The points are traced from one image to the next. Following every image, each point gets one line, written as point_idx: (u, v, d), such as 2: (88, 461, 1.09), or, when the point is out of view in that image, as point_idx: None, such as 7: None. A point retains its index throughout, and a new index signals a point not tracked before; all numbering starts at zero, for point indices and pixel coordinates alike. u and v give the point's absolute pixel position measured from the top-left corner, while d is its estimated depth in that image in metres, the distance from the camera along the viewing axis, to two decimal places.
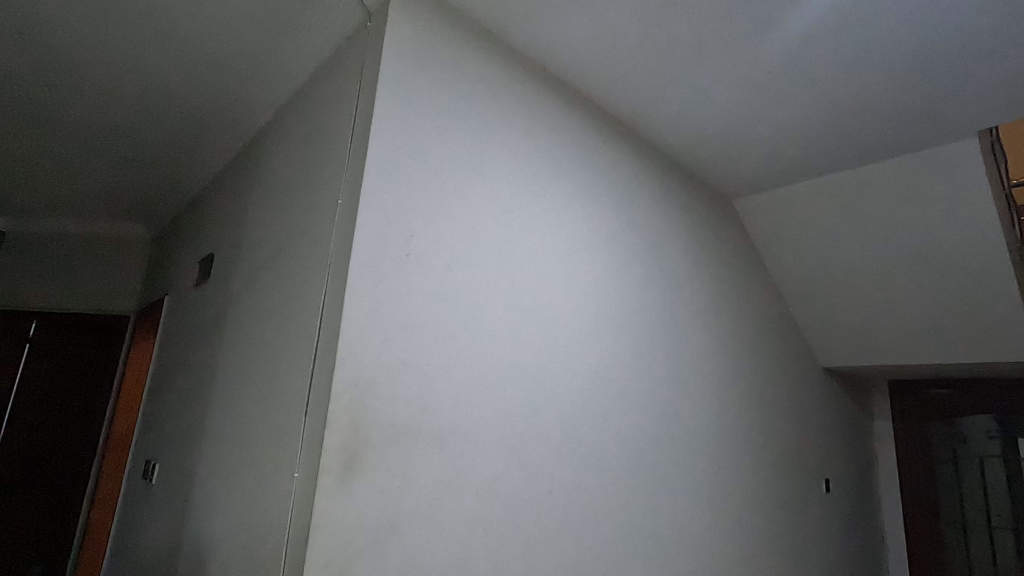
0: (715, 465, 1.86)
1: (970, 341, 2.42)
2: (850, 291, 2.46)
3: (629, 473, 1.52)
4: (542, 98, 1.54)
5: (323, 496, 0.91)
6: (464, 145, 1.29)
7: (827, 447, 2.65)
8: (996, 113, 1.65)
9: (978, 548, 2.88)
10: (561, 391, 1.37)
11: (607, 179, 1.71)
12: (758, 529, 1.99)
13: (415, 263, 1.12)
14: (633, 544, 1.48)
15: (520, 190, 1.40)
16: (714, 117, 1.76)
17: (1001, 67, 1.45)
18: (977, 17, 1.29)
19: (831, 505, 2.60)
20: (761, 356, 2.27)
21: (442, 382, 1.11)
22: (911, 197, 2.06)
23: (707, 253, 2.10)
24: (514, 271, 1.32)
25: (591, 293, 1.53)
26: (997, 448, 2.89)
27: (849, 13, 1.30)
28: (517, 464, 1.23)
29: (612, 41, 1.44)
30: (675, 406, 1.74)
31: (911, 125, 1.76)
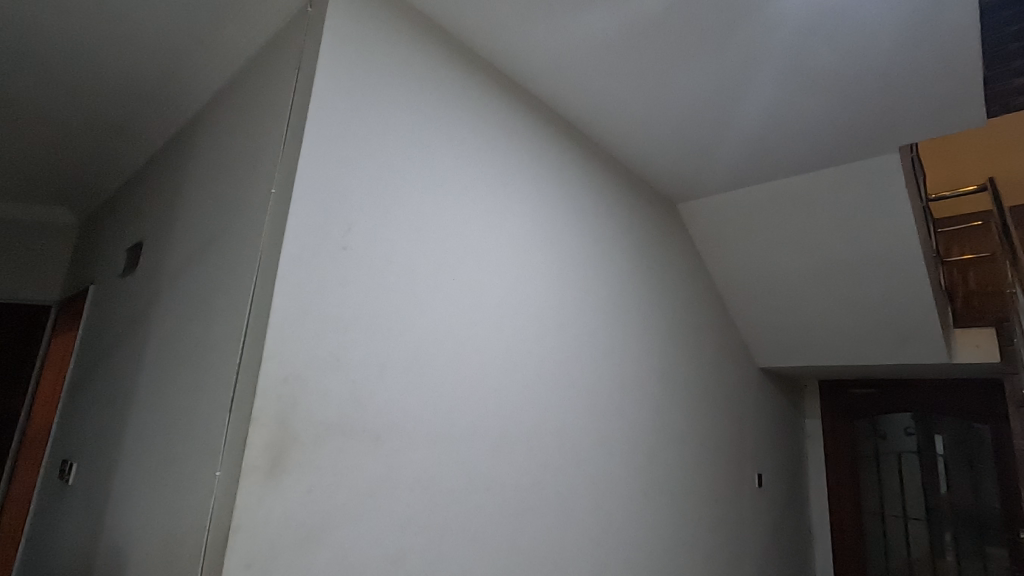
0: (652, 465, 1.91)
1: (898, 350, 2.54)
2: (791, 299, 2.51)
3: (569, 473, 1.55)
4: (493, 98, 1.51)
5: (247, 494, 0.89)
6: (409, 142, 1.25)
7: (759, 445, 2.80)
8: (932, 132, 1.72)
9: (895, 537, 3.13)
10: (502, 393, 1.37)
11: (560, 184, 1.70)
12: (691, 525, 2.09)
13: (352, 257, 1.09)
14: (569, 542, 1.52)
15: (468, 188, 1.38)
16: (669, 127, 1.77)
17: (939, 87, 1.51)
18: (917, 37, 1.33)
19: (761, 499, 2.74)
20: (702, 360, 2.35)
21: (378, 378, 1.10)
22: (854, 213, 2.07)
23: (654, 257, 2.12)
24: (458, 266, 1.31)
25: (537, 297, 1.53)
26: (914, 444, 3.13)
27: (796, 29, 1.32)
28: (455, 462, 1.24)
29: (568, 46, 1.42)
30: (617, 408, 1.78)
31: (858, 139, 1.79)
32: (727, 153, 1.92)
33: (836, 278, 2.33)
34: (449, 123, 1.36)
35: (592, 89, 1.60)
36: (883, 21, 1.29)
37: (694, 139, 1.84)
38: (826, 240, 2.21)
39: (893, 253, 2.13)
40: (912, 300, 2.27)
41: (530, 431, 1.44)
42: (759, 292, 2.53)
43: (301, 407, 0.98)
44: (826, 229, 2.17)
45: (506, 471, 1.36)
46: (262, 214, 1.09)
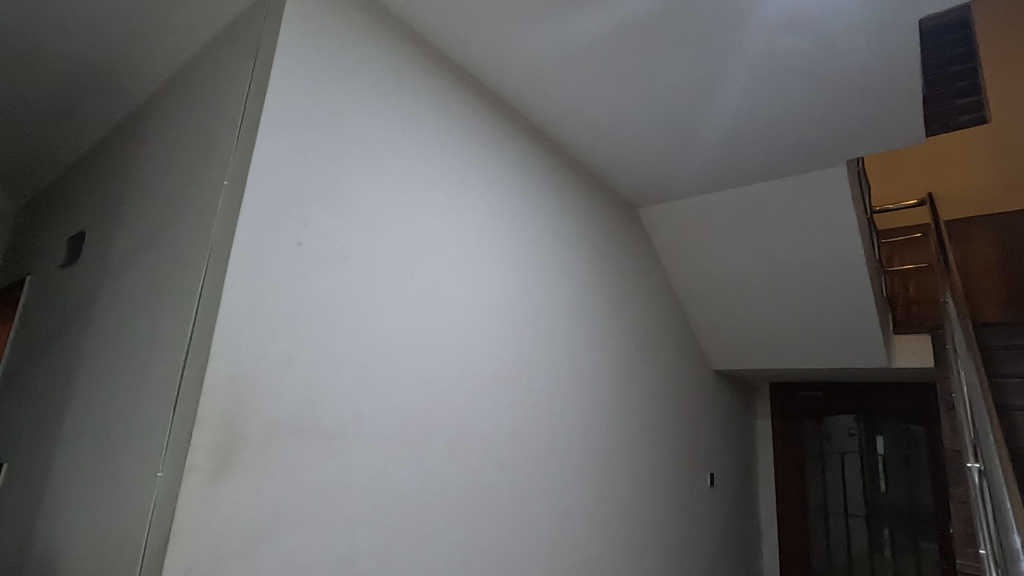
0: (608, 464, 1.94)
1: (841, 354, 2.65)
2: (744, 303, 2.59)
3: (525, 473, 1.56)
4: (457, 96, 1.50)
5: (190, 494, 0.86)
6: (369, 139, 1.23)
7: (711, 445, 2.87)
8: (878, 147, 1.81)
9: (836, 533, 3.29)
10: (460, 392, 1.37)
11: (523, 184, 1.71)
12: (644, 524, 2.13)
13: (307, 253, 1.07)
14: (524, 541, 1.53)
15: (430, 187, 1.37)
16: (630, 134, 1.81)
17: (884, 105, 1.58)
18: (864, 57, 1.39)
19: (712, 498, 2.82)
20: (658, 361, 2.40)
21: (332, 376, 1.09)
22: (804, 222, 2.16)
23: (614, 260, 2.15)
24: (417, 265, 1.30)
25: (496, 297, 1.53)
26: (855, 444, 3.29)
27: (754, 44, 1.37)
28: (410, 462, 1.23)
29: (533, 50, 1.43)
30: (574, 408, 1.80)
31: (808, 151, 1.86)
32: (685, 161, 1.97)
33: (786, 284, 2.42)
34: (411, 120, 1.35)
35: (555, 92, 1.61)
36: (835, 40, 1.34)
37: (656, 146, 1.88)
38: (777, 247, 2.29)
39: (840, 261, 2.23)
40: (856, 307, 2.38)
41: (486, 431, 1.44)
42: (713, 296, 2.60)
43: (250, 407, 0.95)
44: (778, 237, 2.25)
45: (462, 471, 1.36)
46: (212, 207, 1.06)
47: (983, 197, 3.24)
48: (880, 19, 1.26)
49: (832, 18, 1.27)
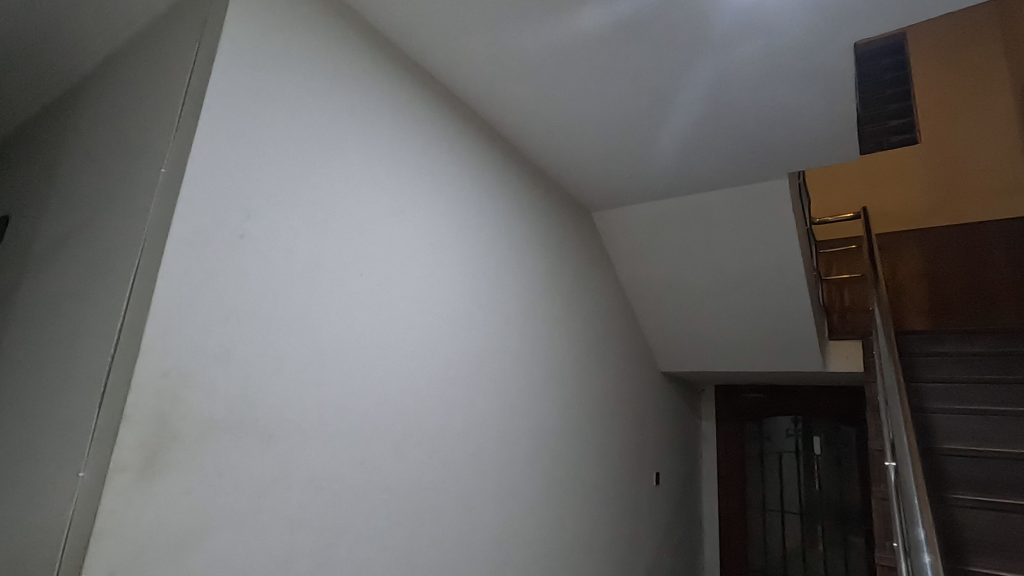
0: (555, 462, 1.97)
1: (780, 358, 2.77)
2: (691, 307, 2.67)
3: (471, 471, 1.56)
4: (411, 92, 1.49)
5: (115, 495, 0.82)
6: (319, 131, 1.21)
7: (657, 444, 2.95)
8: (816, 162, 1.90)
9: (772, 529, 3.44)
10: (407, 391, 1.36)
11: (476, 183, 1.72)
12: (590, 521, 2.17)
13: (249, 246, 1.04)
14: (469, 539, 1.53)
15: (380, 183, 1.35)
16: (584, 138, 1.84)
17: (822, 122, 1.67)
18: (806, 74, 1.46)
19: (657, 496, 2.89)
20: (607, 361, 2.44)
21: (273, 373, 1.06)
22: (748, 231, 2.25)
23: (566, 261, 2.18)
24: (365, 262, 1.29)
25: (446, 295, 1.53)
26: (792, 445, 3.46)
27: (705, 57, 1.41)
28: (353, 461, 1.21)
29: (487, 49, 1.44)
30: (523, 407, 1.81)
31: (752, 163, 1.94)
32: (639, 166, 2.01)
33: (730, 289, 2.51)
34: (362, 115, 1.33)
35: (511, 93, 1.62)
36: (782, 58, 1.40)
37: (609, 150, 1.92)
38: (723, 254, 2.38)
39: (780, 269, 2.33)
40: (794, 313, 2.50)
41: (433, 430, 1.43)
42: (662, 299, 2.67)
43: (183, 404, 0.92)
44: (724, 244, 2.34)
45: (407, 470, 1.35)
46: (148, 194, 1.01)
47: (910, 215, 3.48)
48: (822, 41, 1.33)
49: (779, 37, 1.32)
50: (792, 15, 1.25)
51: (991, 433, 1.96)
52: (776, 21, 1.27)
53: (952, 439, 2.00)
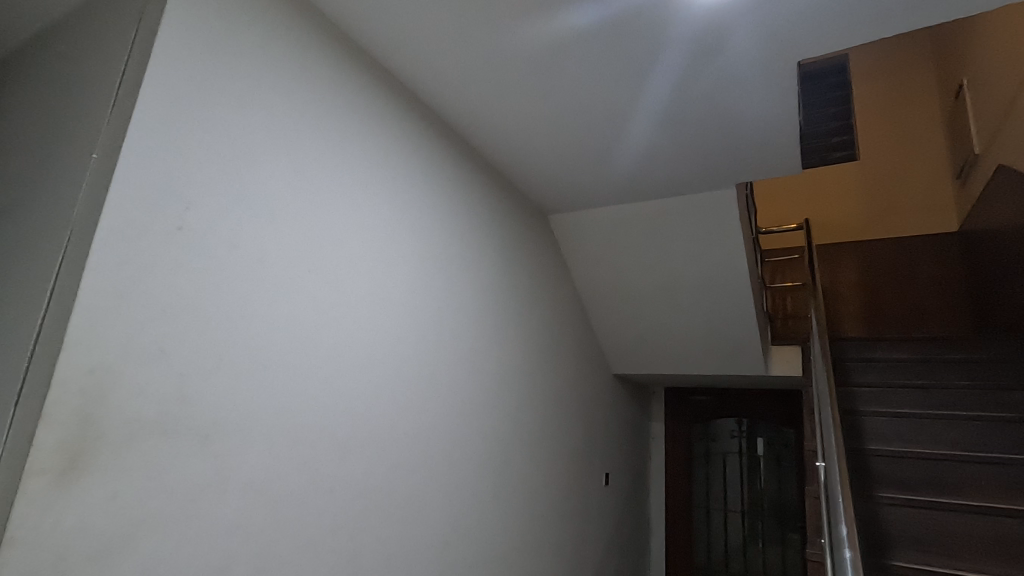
0: (505, 462, 1.97)
1: (725, 363, 2.87)
2: (642, 311, 2.73)
3: (419, 473, 1.54)
4: (364, 86, 1.46)
5: (30, 499, 0.77)
6: (268, 123, 1.17)
7: (608, 445, 3.00)
8: (762, 174, 1.98)
9: (716, 527, 3.55)
10: (354, 391, 1.34)
11: (431, 182, 1.70)
12: (539, 521, 2.19)
13: (189, 238, 1.00)
14: (416, 540, 1.52)
15: (331, 178, 1.33)
16: (540, 141, 1.86)
17: (768, 136, 1.73)
18: (754, 90, 1.51)
19: (606, 496, 2.94)
20: (560, 362, 2.47)
21: (212, 372, 1.02)
22: (697, 239, 2.32)
23: (520, 262, 2.19)
24: (314, 258, 1.26)
25: (397, 294, 1.51)
26: (736, 446, 3.58)
27: (659, 70, 1.45)
28: (297, 462, 1.18)
29: (444, 48, 1.43)
30: (474, 408, 1.81)
31: (702, 173, 2.00)
32: (593, 172, 2.04)
33: (680, 294, 2.58)
34: (313, 108, 1.29)
35: (468, 93, 1.62)
36: (732, 73, 1.45)
37: (565, 155, 1.94)
38: (673, 260, 2.44)
39: (726, 276, 2.41)
40: (739, 319, 2.59)
41: (381, 431, 1.41)
42: (615, 302, 2.72)
43: (111, 402, 0.87)
44: (674, 251, 2.40)
45: (353, 471, 1.32)
46: (76, 180, 0.95)
47: (848, 226, 3.66)
48: (768, 60, 1.39)
49: (730, 52, 1.37)
50: (741, 32, 1.29)
51: (913, 435, 2.08)
52: (727, 36, 1.31)
53: (879, 440, 2.12)
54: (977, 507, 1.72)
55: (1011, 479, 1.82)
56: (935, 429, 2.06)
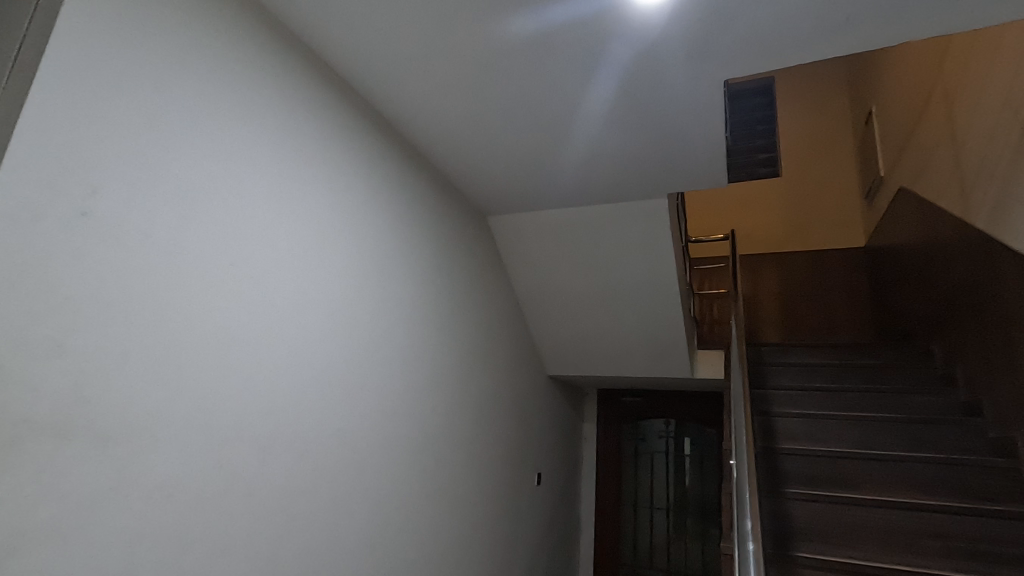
0: (437, 463, 1.96)
1: (653, 365, 2.98)
2: (577, 314, 2.78)
3: (345, 474, 1.51)
4: (295, 75, 1.41)
5: None
6: (188, 107, 1.11)
7: (541, 446, 3.04)
8: (691, 185, 2.07)
9: (642, 524, 3.67)
10: (276, 391, 1.29)
11: (365, 177, 1.67)
12: (470, 521, 2.19)
13: (95, 226, 0.93)
14: (341, 544, 1.48)
15: (256, 169, 1.27)
16: (479, 143, 1.86)
17: (697, 149, 1.82)
18: (685, 105, 1.58)
19: (538, 495, 2.98)
20: (495, 362, 2.48)
21: (118, 369, 0.96)
22: (629, 245, 2.39)
23: (457, 261, 2.18)
24: (235, 251, 1.20)
25: (326, 291, 1.47)
26: (663, 445, 3.73)
27: (598, 80, 1.49)
28: (211, 465, 1.12)
29: (383, 43, 1.40)
30: (405, 408, 1.78)
31: (635, 181, 2.07)
32: (531, 175, 2.07)
33: (612, 298, 2.65)
34: (239, 94, 1.24)
35: (407, 90, 1.60)
36: (665, 87, 1.51)
37: (504, 157, 1.95)
38: (607, 264, 2.51)
39: (656, 281, 2.50)
40: (667, 324, 2.69)
41: (305, 433, 1.37)
42: (551, 305, 2.76)
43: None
44: (608, 256, 2.47)
45: (274, 474, 1.28)
46: None
47: (769, 238, 3.90)
48: (700, 77, 1.45)
49: (666, 66, 1.42)
50: (675, 49, 1.35)
51: (819, 435, 2.24)
52: (663, 51, 1.36)
53: (790, 440, 2.26)
54: (872, 501, 1.87)
55: (901, 475, 1.99)
56: (839, 429, 2.23)
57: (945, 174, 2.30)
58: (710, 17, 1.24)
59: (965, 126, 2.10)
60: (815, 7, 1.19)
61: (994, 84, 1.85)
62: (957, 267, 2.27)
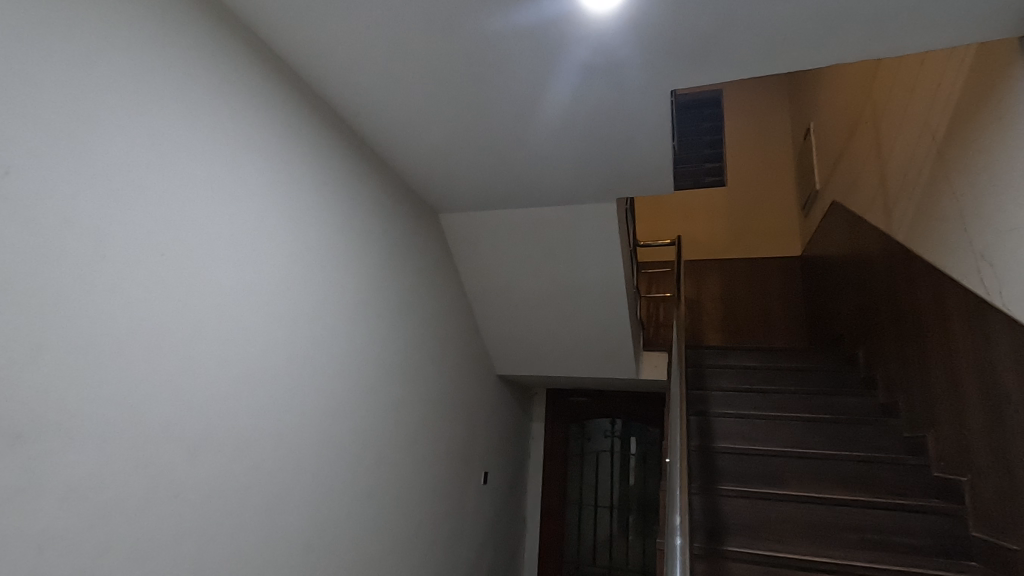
0: (379, 462, 1.93)
1: (600, 365, 3.03)
2: (526, 314, 2.80)
3: (282, 473, 1.47)
4: (238, 61, 1.36)
5: None
6: (118, 86, 1.05)
7: (488, 445, 3.04)
8: (639, 191, 2.12)
9: (586, 522, 3.74)
10: (210, 387, 1.24)
11: (311, 170, 1.63)
12: (413, 521, 2.17)
13: (9, 208, 0.87)
14: (275, 545, 1.44)
15: (193, 155, 1.22)
16: (431, 141, 1.85)
17: (644, 157, 1.87)
18: (633, 112, 1.62)
19: (484, 494, 2.99)
20: (444, 360, 2.47)
21: (33, 361, 0.90)
22: (578, 247, 2.43)
23: (406, 258, 2.16)
24: (168, 239, 1.15)
25: (267, 284, 1.42)
26: (608, 444, 3.82)
27: (550, 84, 1.51)
28: (136, 464, 1.07)
29: (331, 34, 1.38)
30: (348, 406, 1.75)
31: (585, 185, 2.11)
32: (483, 175, 2.07)
33: (561, 299, 2.69)
34: (175, 76, 1.18)
35: (356, 83, 1.58)
36: (615, 94, 1.54)
37: (456, 156, 1.95)
38: (556, 265, 2.53)
39: (604, 284, 2.55)
40: (613, 325, 2.75)
41: (240, 431, 1.33)
42: (501, 304, 2.77)
43: None
44: (558, 257, 2.50)
45: (205, 474, 1.23)
46: None
47: (713, 244, 4.04)
48: (648, 87, 1.50)
49: (616, 73, 1.45)
50: (625, 57, 1.38)
51: (752, 434, 2.34)
52: (613, 59, 1.39)
53: (725, 439, 2.35)
54: (797, 497, 1.97)
55: (825, 472, 2.10)
56: (770, 429, 2.34)
57: (872, 190, 2.45)
58: (658, 29, 1.28)
59: (889, 146, 2.26)
60: (756, 27, 1.25)
61: (916, 108, 1.99)
62: (880, 277, 2.42)
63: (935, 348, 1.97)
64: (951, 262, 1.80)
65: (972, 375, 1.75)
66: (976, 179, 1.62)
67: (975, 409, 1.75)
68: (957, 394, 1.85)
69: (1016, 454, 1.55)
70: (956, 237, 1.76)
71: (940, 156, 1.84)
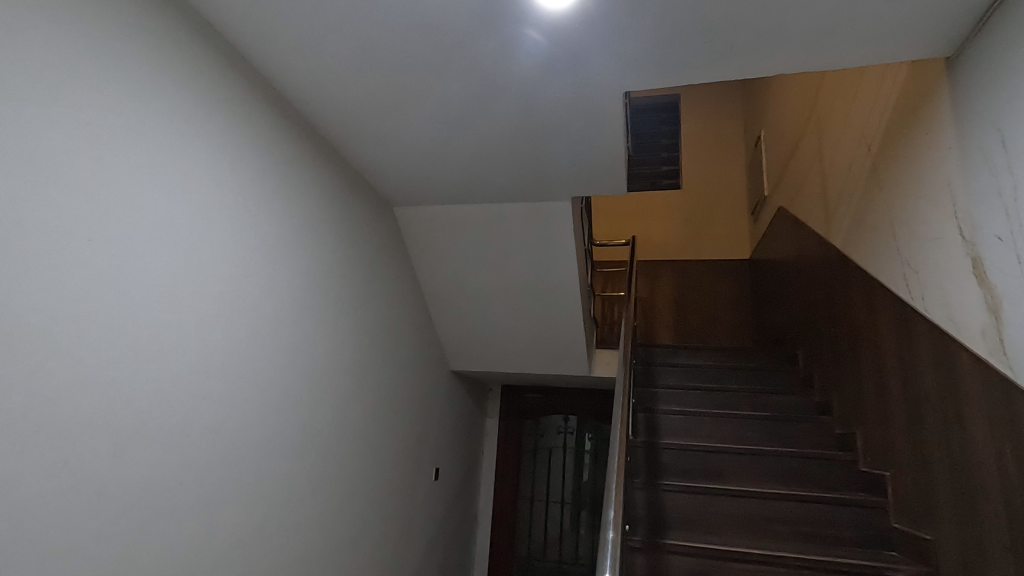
0: (324, 458, 1.89)
1: (552, 363, 3.06)
2: (480, 310, 2.79)
3: (218, 471, 1.42)
4: (179, 40, 1.29)
5: None
6: (48, 60, 0.99)
7: (439, 441, 3.02)
8: (594, 191, 2.14)
9: (538, 517, 3.82)
10: (141, 381, 1.19)
11: (258, 158, 1.57)
12: (357, 519, 2.13)
13: None
14: (208, 545, 1.38)
15: (128, 137, 1.16)
16: (384, 133, 1.81)
17: (598, 157, 1.89)
18: (587, 112, 1.64)
19: (435, 491, 2.97)
20: (395, 355, 2.43)
21: None
22: (533, 245, 2.44)
23: (357, 250, 2.11)
24: (99, 224, 1.09)
25: (206, 274, 1.37)
26: (560, 441, 3.95)
27: (507, 81, 1.51)
28: (58, 460, 1.01)
29: (279, 21, 1.33)
30: (291, 401, 1.70)
31: (541, 184, 2.12)
32: (439, 169, 2.05)
33: (515, 296, 2.69)
34: (111, 54, 1.12)
35: (305, 70, 1.52)
36: (571, 94, 1.55)
37: (410, 150, 1.92)
38: (510, 261, 2.54)
39: (557, 282, 2.57)
40: (567, 323, 2.78)
41: (172, 425, 1.27)
42: (456, 299, 2.75)
43: None
44: (512, 254, 2.51)
45: (132, 471, 1.17)
46: None
47: (666, 245, 4.14)
48: (602, 89, 1.52)
49: (573, 74, 1.46)
50: (583, 58, 1.39)
51: (695, 431, 2.41)
52: (571, 59, 1.40)
53: (671, 436, 2.40)
54: (735, 492, 2.04)
55: (762, 468, 2.18)
56: (712, 426, 2.41)
57: (814, 197, 2.56)
58: (613, 30, 1.28)
59: (830, 156, 2.36)
60: (708, 33, 1.28)
61: (855, 121, 2.09)
62: (819, 281, 2.54)
63: (866, 349, 2.08)
64: (882, 269, 1.90)
65: (897, 375, 1.85)
66: (906, 190, 1.71)
67: (898, 407, 1.85)
68: (883, 393, 1.95)
69: (934, 450, 1.64)
70: (886, 245, 1.86)
71: (875, 167, 1.93)
